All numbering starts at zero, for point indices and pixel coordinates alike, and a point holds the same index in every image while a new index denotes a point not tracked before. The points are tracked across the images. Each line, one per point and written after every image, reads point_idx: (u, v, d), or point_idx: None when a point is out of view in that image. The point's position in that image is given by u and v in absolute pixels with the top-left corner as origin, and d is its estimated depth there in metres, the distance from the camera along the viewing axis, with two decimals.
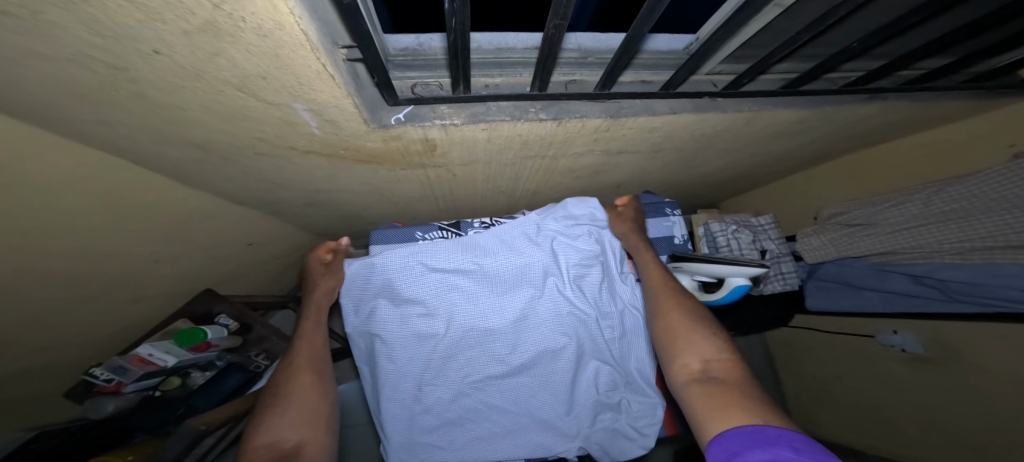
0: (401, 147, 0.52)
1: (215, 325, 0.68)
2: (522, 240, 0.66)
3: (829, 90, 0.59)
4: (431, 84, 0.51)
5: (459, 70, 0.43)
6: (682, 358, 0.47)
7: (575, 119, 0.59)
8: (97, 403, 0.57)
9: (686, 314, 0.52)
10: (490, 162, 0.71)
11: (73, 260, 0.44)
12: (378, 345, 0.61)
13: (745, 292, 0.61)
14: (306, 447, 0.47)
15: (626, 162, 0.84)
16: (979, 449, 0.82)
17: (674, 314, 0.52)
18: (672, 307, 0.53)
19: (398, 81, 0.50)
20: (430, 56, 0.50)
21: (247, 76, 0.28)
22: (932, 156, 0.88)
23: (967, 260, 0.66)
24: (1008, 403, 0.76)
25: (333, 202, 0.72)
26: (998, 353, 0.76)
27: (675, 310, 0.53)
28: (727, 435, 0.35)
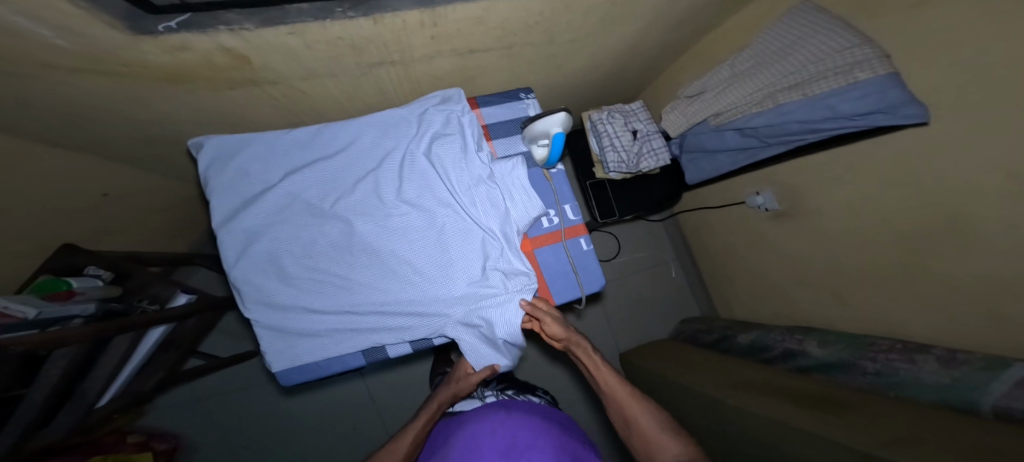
0: (201, 60, 0.52)
1: (83, 277, 0.68)
2: (380, 134, 0.72)
3: None
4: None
5: None
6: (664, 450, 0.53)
7: (388, 14, 0.57)
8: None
9: (649, 416, 0.57)
10: (335, 75, 0.70)
11: None
12: (243, 247, 0.65)
13: (565, 141, 0.74)
14: None
15: (486, 62, 0.86)
16: (816, 276, 1.00)
17: (639, 416, 0.57)
18: (637, 409, 0.58)
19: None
20: None
21: None
22: None
23: (766, 106, 0.74)
24: (830, 233, 0.91)
25: (185, 136, 0.74)
26: (822, 192, 0.90)
27: (640, 413, 0.58)
28: None
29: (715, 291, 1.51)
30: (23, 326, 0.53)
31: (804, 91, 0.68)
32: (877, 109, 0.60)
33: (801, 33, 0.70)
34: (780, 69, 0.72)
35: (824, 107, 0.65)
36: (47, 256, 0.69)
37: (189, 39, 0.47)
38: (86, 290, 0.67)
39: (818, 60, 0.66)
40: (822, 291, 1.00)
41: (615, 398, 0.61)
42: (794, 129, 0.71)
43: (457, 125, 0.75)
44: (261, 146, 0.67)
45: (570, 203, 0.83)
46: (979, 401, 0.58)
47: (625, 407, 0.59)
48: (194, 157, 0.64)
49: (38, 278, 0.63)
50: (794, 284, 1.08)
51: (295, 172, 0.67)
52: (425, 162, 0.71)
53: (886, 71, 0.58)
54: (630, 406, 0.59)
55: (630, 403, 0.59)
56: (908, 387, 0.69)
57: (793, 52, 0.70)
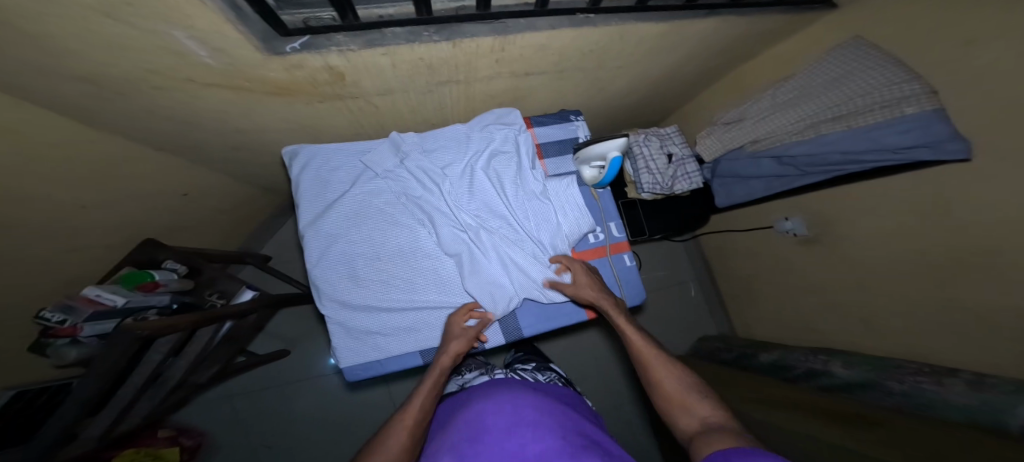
0: (305, 75, 0.57)
1: (163, 270, 0.75)
2: (448, 147, 0.78)
3: (672, 5, 0.71)
4: (327, 17, 0.51)
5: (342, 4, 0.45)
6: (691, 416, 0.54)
7: (467, 39, 0.63)
8: (62, 351, 0.61)
9: (677, 379, 0.59)
10: (407, 92, 0.75)
11: (23, 203, 0.52)
12: (323, 245, 0.71)
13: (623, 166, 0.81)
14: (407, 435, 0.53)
15: (538, 85, 0.93)
16: (840, 299, 1.04)
17: (665, 380, 0.59)
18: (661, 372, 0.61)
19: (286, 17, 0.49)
20: None
21: (112, 2, 0.33)
22: None
23: (808, 135, 0.79)
24: (855, 258, 0.96)
25: (261, 140, 0.80)
26: (850, 219, 0.95)
27: (666, 375, 0.60)
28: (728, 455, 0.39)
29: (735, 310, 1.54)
30: (110, 314, 0.63)
31: (849, 122, 0.73)
32: (922, 143, 0.65)
33: (841, 73, 0.78)
34: (822, 103, 0.79)
35: (868, 138, 0.70)
36: (129, 248, 0.76)
37: (306, 57, 0.53)
38: (167, 282, 0.75)
39: (866, 93, 0.73)
40: (846, 315, 1.03)
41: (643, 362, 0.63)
42: (833, 158, 0.76)
43: (515, 142, 0.81)
44: (344, 154, 0.73)
45: (615, 222, 0.88)
46: (1007, 421, 0.58)
47: (652, 370, 0.61)
48: (290, 162, 0.71)
49: (122, 270, 0.70)
50: (818, 306, 1.12)
51: (374, 180, 0.73)
52: (488, 174, 0.77)
53: (933, 107, 0.65)
54: (658, 368, 0.61)
55: (659, 367, 0.61)
56: (936, 407, 0.70)
57: (835, 89, 0.77)
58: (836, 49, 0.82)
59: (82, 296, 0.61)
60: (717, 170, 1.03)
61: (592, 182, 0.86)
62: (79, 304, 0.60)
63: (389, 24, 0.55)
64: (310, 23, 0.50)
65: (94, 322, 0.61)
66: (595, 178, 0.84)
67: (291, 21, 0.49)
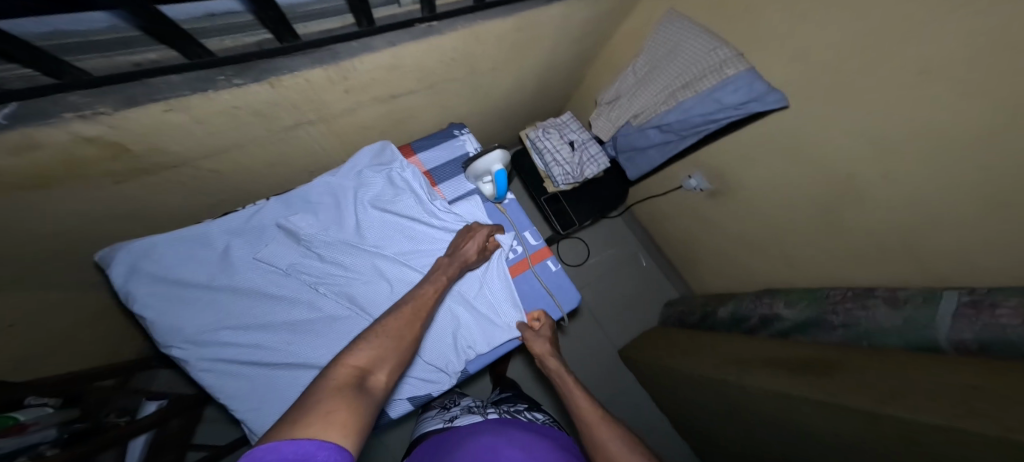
0: (60, 156, 0.46)
1: (30, 409, 0.63)
2: (321, 202, 0.75)
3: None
4: (34, 75, 0.40)
5: (40, 60, 0.35)
6: None
7: (287, 76, 0.56)
8: None
9: (620, 441, 0.55)
10: (251, 145, 0.67)
11: None
12: (194, 348, 0.62)
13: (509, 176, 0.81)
14: (368, 373, 0.42)
15: (413, 104, 0.88)
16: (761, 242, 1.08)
17: (608, 442, 0.55)
18: (605, 433, 0.57)
19: None
20: None
21: None
22: None
23: (671, 103, 0.81)
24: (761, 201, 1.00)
25: (88, 240, 0.68)
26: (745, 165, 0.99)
27: (608, 437, 0.56)
28: None
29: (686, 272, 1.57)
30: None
31: (694, 88, 0.75)
32: (752, 98, 0.70)
33: (677, 41, 0.81)
34: (672, 72, 0.81)
35: (712, 101, 0.73)
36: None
37: (36, 134, 0.40)
38: (38, 420, 0.63)
39: (697, 61, 0.77)
40: (769, 252, 1.07)
41: (585, 420, 0.61)
42: (695, 123, 0.78)
43: (394, 177, 0.79)
44: (191, 241, 0.67)
45: (528, 230, 0.88)
46: (937, 340, 0.61)
47: (594, 430, 0.58)
48: (109, 270, 0.61)
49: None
50: (746, 252, 1.16)
51: (242, 265, 0.68)
52: (373, 218, 0.76)
53: (745, 66, 0.68)
54: (598, 427, 0.58)
55: (598, 426, 0.58)
56: (877, 337, 0.72)
57: (677, 58, 0.80)
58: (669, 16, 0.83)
59: None
60: (618, 147, 1.02)
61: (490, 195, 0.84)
62: None
63: (151, 73, 0.45)
64: (11, 85, 0.39)
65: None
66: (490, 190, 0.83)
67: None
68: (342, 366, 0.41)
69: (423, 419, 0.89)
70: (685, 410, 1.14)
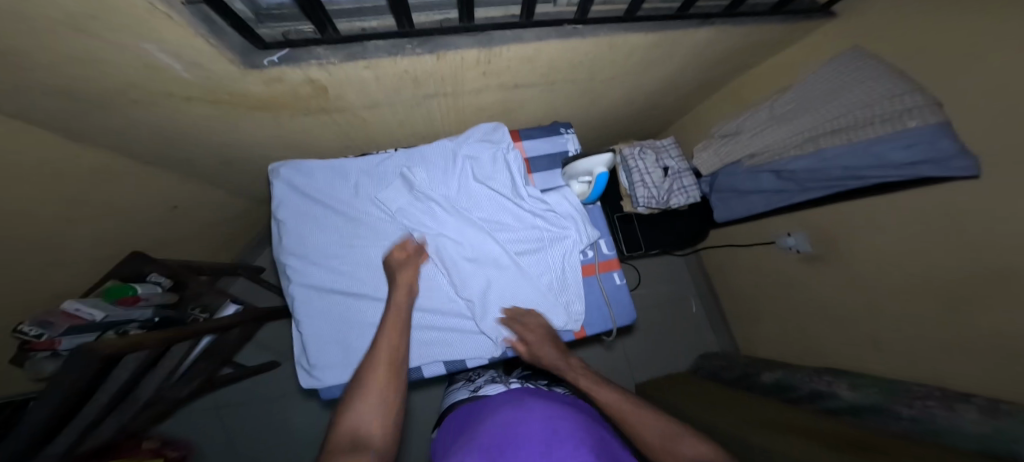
0: (284, 90, 0.57)
1: (146, 283, 0.78)
2: (436, 163, 0.81)
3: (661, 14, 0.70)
4: (305, 31, 0.51)
5: (319, 15, 0.44)
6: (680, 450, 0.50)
7: (451, 52, 0.62)
8: (38, 364, 0.61)
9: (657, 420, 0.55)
10: (394, 105, 0.75)
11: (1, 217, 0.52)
12: (308, 256, 0.74)
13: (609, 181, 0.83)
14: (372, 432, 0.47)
15: (529, 97, 0.91)
16: (849, 323, 0.98)
17: (647, 421, 0.55)
18: (642, 414, 0.57)
19: (264, 31, 0.49)
20: (279, 10, 0.48)
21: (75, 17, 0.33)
22: None
23: (806, 149, 0.77)
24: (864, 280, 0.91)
25: (249, 154, 0.81)
26: (856, 238, 0.91)
27: (645, 416, 0.56)
28: None
29: (741, 330, 1.46)
30: (89, 328, 0.64)
31: (848, 136, 0.71)
32: (927, 159, 0.62)
33: (837, 87, 0.78)
34: (817, 116, 0.78)
35: (868, 154, 0.67)
36: (115, 262, 0.78)
37: (286, 72, 0.52)
38: (148, 296, 0.77)
39: (863, 107, 0.71)
40: (854, 335, 0.97)
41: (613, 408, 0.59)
42: (833, 174, 0.73)
43: (503, 157, 0.84)
44: (329, 168, 0.78)
45: (604, 239, 0.89)
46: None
47: (626, 416, 0.57)
48: (272, 176, 0.76)
49: (107, 283, 0.72)
50: (826, 329, 1.05)
51: (362, 199, 0.77)
52: (477, 188, 0.81)
53: (937, 121, 0.61)
54: (631, 414, 0.57)
55: (634, 413, 0.57)
56: (946, 435, 0.61)
57: (829, 104, 0.77)
58: (842, 55, 0.81)
59: (60, 312, 0.62)
60: (715, 184, 1.01)
61: (582, 197, 0.88)
62: (58, 319, 0.61)
63: (370, 37, 0.54)
64: (289, 36, 0.50)
65: (72, 335, 0.61)
66: (584, 192, 0.86)
67: (268, 35, 0.50)
68: (342, 433, 0.47)
69: (451, 389, 0.92)
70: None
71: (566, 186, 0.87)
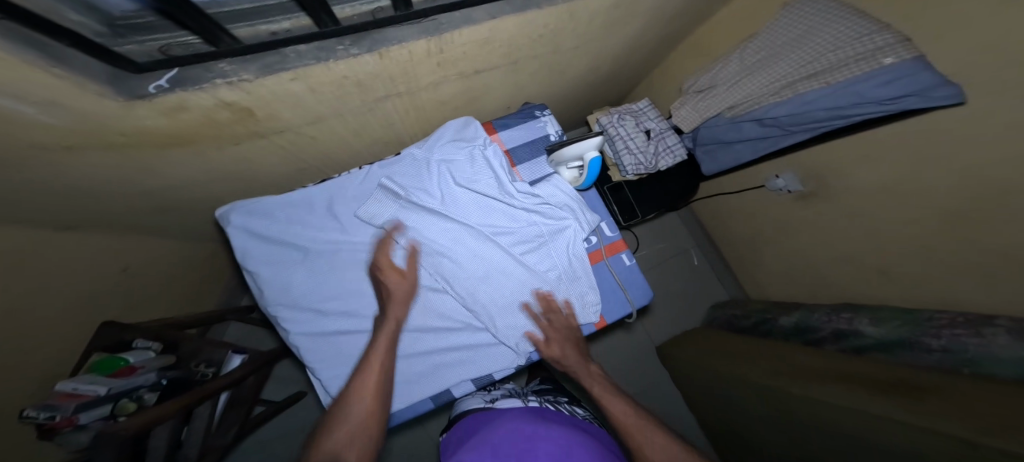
0: (203, 118, 0.49)
1: (135, 350, 0.72)
2: (413, 172, 0.75)
3: None
4: (193, 42, 0.42)
5: (207, 23, 0.36)
6: None
7: (393, 47, 0.54)
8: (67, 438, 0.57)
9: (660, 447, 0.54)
10: (343, 114, 0.66)
11: None
12: (299, 300, 0.69)
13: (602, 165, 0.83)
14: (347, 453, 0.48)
15: (493, 82, 0.84)
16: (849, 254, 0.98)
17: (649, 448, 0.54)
18: (644, 439, 0.56)
19: (124, 49, 0.39)
20: (140, 20, 0.38)
21: None
22: None
23: (786, 96, 0.75)
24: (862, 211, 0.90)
25: (191, 196, 0.72)
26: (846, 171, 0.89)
27: (646, 445, 0.55)
28: None
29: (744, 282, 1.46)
30: (99, 402, 0.59)
31: (826, 79, 0.69)
32: (909, 93, 0.59)
33: (807, 28, 0.74)
34: (794, 60, 0.75)
35: (851, 93, 0.65)
36: (89, 338, 0.70)
37: (187, 97, 0.43)
38: (145, 363, 0.71)
39: (836, 47, 0.69)
40: (856, 266, 0.96)
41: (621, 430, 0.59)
42: (818, 116, 0.71)
43: (483, 155, 0.78)
44: (293, 201, 0.71)
45: (605, 221, 0.85)
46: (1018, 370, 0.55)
47: (631, 437, 0.57)
48: (228, 220, 0.69)
49: (92, 358, 0.67)
50: (826, 265, 1.06)
51: (344, 228, 0.72)
52: (460, 193, 0.75)
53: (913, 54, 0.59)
54: (636, 436, 0.57)
55: (637, 435, 0.57)
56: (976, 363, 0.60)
57: (803, 46, 0.74)
58: None
59: (58, 394, 0.58)
60: (698, 139, 0.96)
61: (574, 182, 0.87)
62: (58, 400, 0.57)
63: (288, 43, 0.46)
64: (171, 52, 0.41)
65: (88, 409, 0.57)
66: (576, 178, 0.85)
67: (137, 52, 0.40)
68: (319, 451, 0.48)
69: (462, 397, 0.87)
70: (727, 418, 1.02)
71: (555, 173, 0.83)
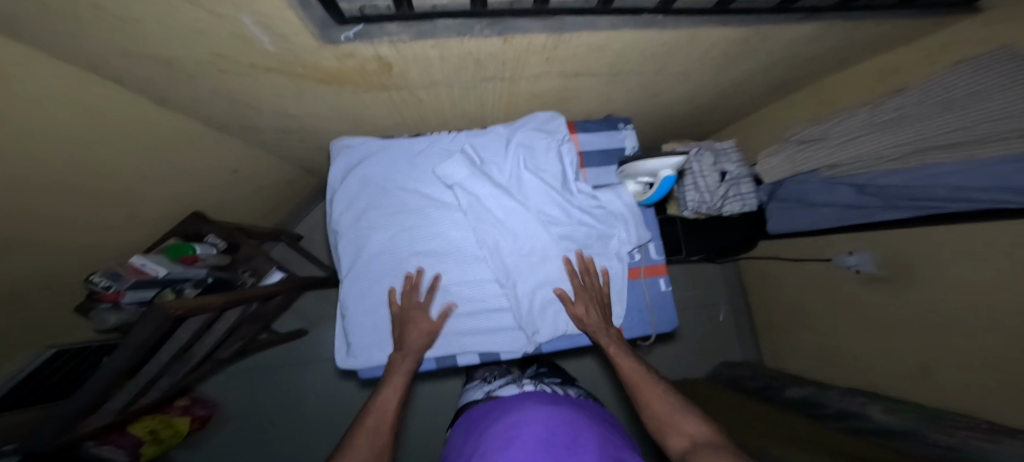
0: (355, 66, 0.57)
1: (204, 243, 0.83)
2: (491, 148, 0.80)
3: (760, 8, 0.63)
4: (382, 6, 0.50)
5: None
6: (679, 429, 0.54)
7: (519, 36, 0.59)
8: (100, 313, 0.68)
9: (664, 399, 0.58)
10: (452, 85, 0.73)
11: (83, 181, 0.55)
12: (361, 233, 0.76)
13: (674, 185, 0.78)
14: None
15: (586, 87, 0.87)
16: None
17: (656, 402, 0.58)
18: (653, 394, 0.59)
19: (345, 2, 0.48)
20: None
21: None
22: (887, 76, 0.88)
23: (904, 165, 0.70)
24: None
25: (304, 127, 0.83)
26: None
27: (654, 398, 0.59)
28: None
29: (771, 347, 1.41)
30: (150, 285, 0.68)
31: (960, 154, 0.61)
32: None
33: (965, 90, 0.63)
34: (930, 126, 0.66)
35: (985, 175, 0.59)
36: (179, 221, 0.81)
37: (358, 47, 0.52)
38: (205, 257, 0.82)
39: (998, 116, 0.58)
40: (898, 365, 0.91)
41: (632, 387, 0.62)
42: (937, 194, 0.66)
43: (558, 149, 0.81)
44: (382, 147, 0.78)
45: (653, 243, 0.85)
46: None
47: (638, 392, 0.61)
48: (332, 152, 0.79)
49: (170, 241, 0.78)
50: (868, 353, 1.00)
51: (419, 181, 0.78)
52: (527, 177, 0.78)
53: None
54: (644, 391, 0.60)
55: (647, 389, 0.60)
56: None
57: (951, 111, 0.64)
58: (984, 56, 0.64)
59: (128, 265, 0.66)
60: (776, 193, 0.98)
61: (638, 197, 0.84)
62: (127, 272, 0.65)
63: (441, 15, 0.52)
64: (367, 11, 0.49)
65: (135, 291, 0.66)
66: (641, 193, 0.83)
67: (347, 8, 0.49)
68: None
69: (467, 387, 0.88)
70: None
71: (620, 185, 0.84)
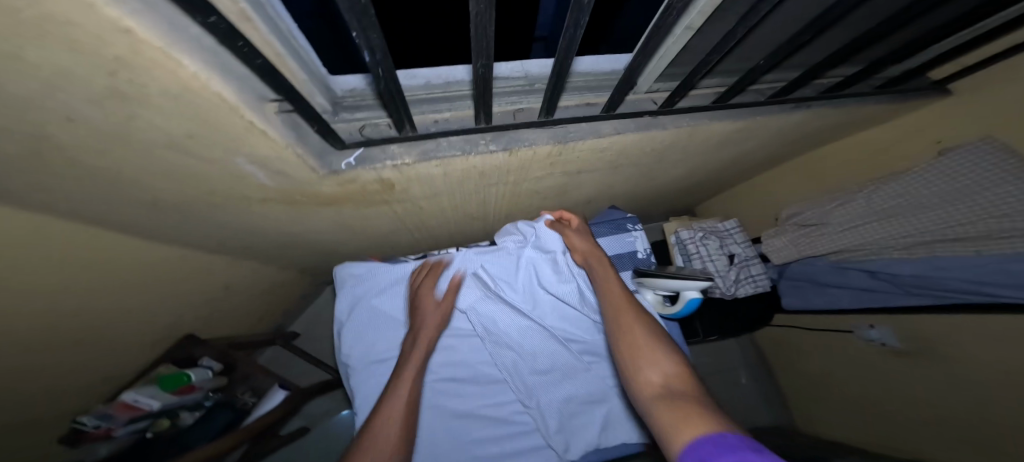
0: (355, 188, 0.55)
1: (200, 368, 0.82)
2: (499, 262, 0.75)
3: (753, 103, 0.66)
4: (381, 124, 0.51)
5: (401, 114, 0.43)
6: (643, 373, 0.46)
7: (524, 148, 0.59)
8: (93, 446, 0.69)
9: (642, 326, 0.51)
10: (452, 194, 0.72)
11: (32, 312, 0.48)
12: (370, 369, 0.70)
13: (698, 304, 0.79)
14: None
15: (588, 180, 0.88)
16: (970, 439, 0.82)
17: (635, 328, 0.51)
18: (632, 321, 0.52)
19: (340, 124, 0.49)
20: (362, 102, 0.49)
21: (176, 136, 0.33)
22: (875, 154, 0.94)
23: (915, 255, 0.70)
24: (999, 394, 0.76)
25: (303, 240, 0.79)
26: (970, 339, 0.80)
27: (633, 323, 0.52)
28: (695, 443, 0.34)
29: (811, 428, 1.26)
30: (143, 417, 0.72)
31: (976, 248, 0.62)
32: None
33: (954, 191, 0.69)
34: (927, 220, 0.70)
35: (1004, 272, 0.59)
36: (167, 347, 0.77)
37: (360, 173, 0.50)
38: (202, 383, 0.82)
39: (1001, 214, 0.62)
40: None
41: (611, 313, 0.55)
42: (956, 286, 0.65)
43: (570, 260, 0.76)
44: (389, 274, 0.74)
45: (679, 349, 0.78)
46: None
47: (618, 314, 0.54)
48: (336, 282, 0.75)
49: (162, 370, 0.76)
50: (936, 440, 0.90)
51: None
52: (542, 293, 0.74)
53: None
54: (622, 313, 0.54)
55: (625, 313, 0.54)
56: None
57: (945, 207, 0.69)
58: (961, 149, 0.72)
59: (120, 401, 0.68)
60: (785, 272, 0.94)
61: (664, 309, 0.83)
62: (118, 410, 0.67)
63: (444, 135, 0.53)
64: (365, 130, 0.50)
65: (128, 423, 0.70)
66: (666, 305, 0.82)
67: (343, 128, 0.49)
68: None
69: None
70: None
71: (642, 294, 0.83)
